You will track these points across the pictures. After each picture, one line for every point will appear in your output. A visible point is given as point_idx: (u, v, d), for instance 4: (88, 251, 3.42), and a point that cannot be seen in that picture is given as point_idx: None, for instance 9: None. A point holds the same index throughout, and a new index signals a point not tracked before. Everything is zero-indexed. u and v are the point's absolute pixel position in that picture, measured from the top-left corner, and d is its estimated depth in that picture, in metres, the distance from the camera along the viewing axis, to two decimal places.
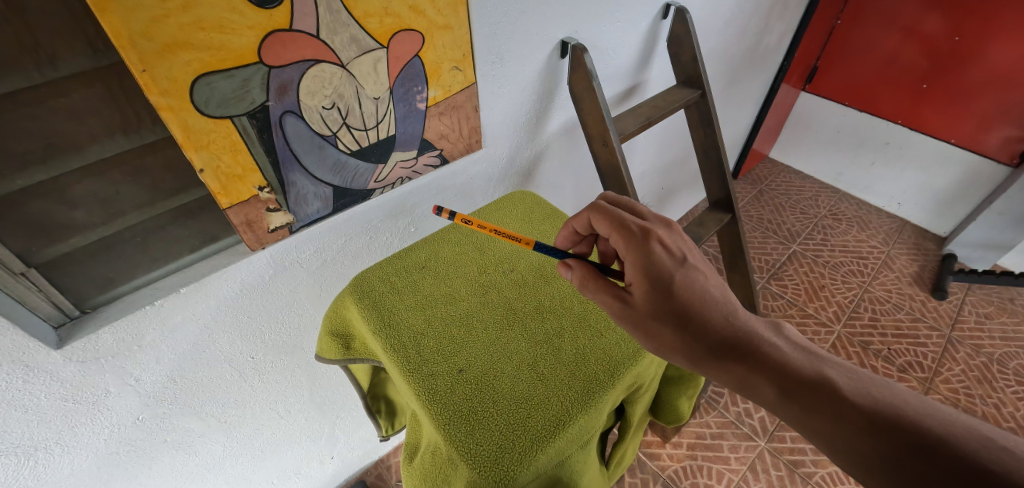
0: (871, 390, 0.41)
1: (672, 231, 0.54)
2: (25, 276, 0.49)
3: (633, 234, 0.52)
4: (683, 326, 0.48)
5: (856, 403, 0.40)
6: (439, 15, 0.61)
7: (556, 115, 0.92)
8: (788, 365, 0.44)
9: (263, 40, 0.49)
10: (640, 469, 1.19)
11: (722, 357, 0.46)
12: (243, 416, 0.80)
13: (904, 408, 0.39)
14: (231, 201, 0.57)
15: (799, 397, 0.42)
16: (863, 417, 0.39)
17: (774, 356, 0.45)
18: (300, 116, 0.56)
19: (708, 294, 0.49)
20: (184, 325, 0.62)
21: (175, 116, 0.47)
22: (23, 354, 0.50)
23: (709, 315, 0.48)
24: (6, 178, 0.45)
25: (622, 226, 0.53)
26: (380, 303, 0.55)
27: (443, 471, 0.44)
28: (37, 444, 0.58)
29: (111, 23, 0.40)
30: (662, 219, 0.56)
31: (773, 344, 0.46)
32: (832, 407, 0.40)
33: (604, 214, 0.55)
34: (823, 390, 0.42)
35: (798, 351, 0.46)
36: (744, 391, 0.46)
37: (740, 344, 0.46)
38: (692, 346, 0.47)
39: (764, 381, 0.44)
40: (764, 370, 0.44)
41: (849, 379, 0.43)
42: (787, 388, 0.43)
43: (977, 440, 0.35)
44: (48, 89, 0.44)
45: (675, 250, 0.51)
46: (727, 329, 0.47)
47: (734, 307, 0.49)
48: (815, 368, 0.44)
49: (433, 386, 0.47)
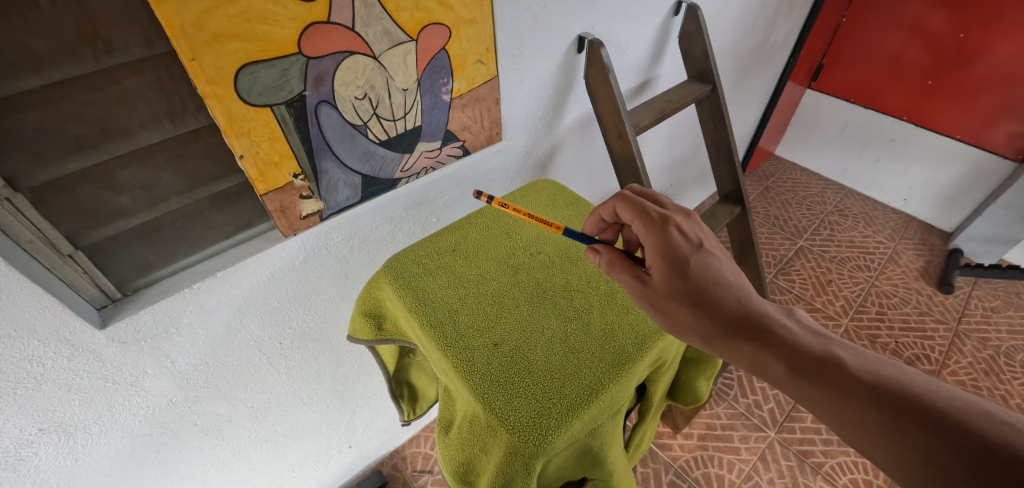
0: (878, 368, 0.43)
1: (690, 219, 0.55)
2: (72, 258, 0.51)
3: (653, 220, 0.54)
4: (700, 305, 0.49)
5: (863, 379, 0.42)
6: (465, 9, 0.64)
7: (573, 109, 0.94)
8: (798, 344, 0.46)
9: (303, 32, 0.51)
10: (652, 459, 1.20)
11: (734, 335, 0.48)
12: (268, 402, 0.82)
13: (910, 385, 0.41)
14: (267, 188, 0.59)
15: (809, 374, 0.44)
16: (869, 392, 0.41)
17: (786, 336, 0.47)
18: (334, 106, 0.58)
19: (722, 277, 0.51)
20: (219, 308, 0.64)
21: (220, 104, 0.50)
22: (70, 334, 0.52)
23: (724, 297, 0.50)
24: (60, 162, 0.48)
25: (643, 212, 0.55)
26: (415, 284, 0.57)
27: (480, 440, 0.46)
28: (77, 423, 0.60)
29: (165, 13, 0.42)
30: (682, 208, 0.58)
31: (784, 325, 0.48)
32: (841, 382, 0.42)
33: (627, 201, 0.57)
34: (832, 367, 0.43)
35: (809, 333, 0.48)
36: (755, 370, 0.47)
37: (752, 323, 0.48)
38: (706, 324, 0.49)
39: (774, 358, 0.46)
40: (774, 347, 0.46)
41: (857, 357, 0.44)
42: (797, 365, 0.45)
43: (979, 415, 0.37)
44: (102, 77, 0.46)
45: (692, 236, 0.53)
46: (740, 310, 0.49)
47: (748, 290, 0.51)
48: (825, 347, 0.46)
49: (471, 359, 0.49)
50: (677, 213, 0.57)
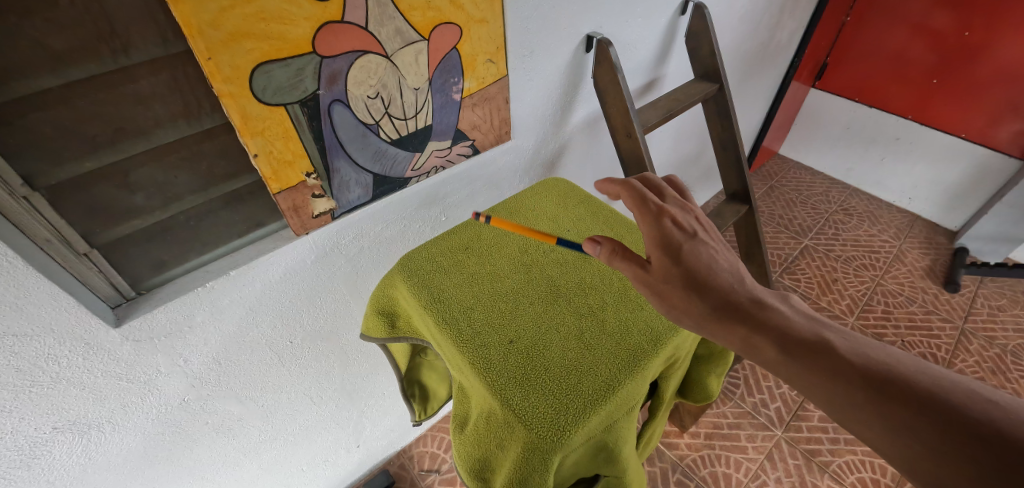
0: (867, 350, 0.42)
1: (685, 212, 0.56)
2: (87, 256, 0.52)
3: (649, 211, 0.54)
4: (694, 289, 0.50)
5: (852, 361, 0.41)
6: (476, 8, 0.64)
7: (581, 108, 0.94)
8: (789, 327, 0.46)
9: (317, 31, 0.51)
10: (659, 458, 1.20)
11: (725, 319, 0.48)
12: (278, 401, 0.82)
13: (897, 366, 0.40)
14: (281, 187, 0.60)
15: (798, 356, 0.44)
16: (856, 373, 0.41)
17: (777, 320, 0.47)
18: (347, 105, 0.58)
19: (716, 264, 0.51)
20: (231, 308, 0.65)
21: (235, 103, 0.50)
22: (86, 333, 0.53)
23: (717, 282, 0.50)
24: (76, 161, 0.48)
25: (642, 203, 0.55)
26: (428, 280, 0.58)
27: (497, 435, 0.47)
28: (92, 421, 0.61)
29: (182, 12, 0.42)
30: (680, 201, 0.58)
31: (777, 308, 0.48)
32: (829, 363, 0.42)
33: (628, 192, 0.56)
34: (822, 349, 0.43)
35: (801, 316, 0.47)
36: (748, 353, 0.47)
37: (743, 307, 0.48)
38: (699, 309, 0.49)
39: (765, 341, 0.46)
40: (764, 330, 0.46)
41: (847, 340, 0.44)
42: (787, 346, 0.44)
43: (966, 395, 0.37)
44: (119, 77, 0.47)
45: (687, 226, 0.53)
46: (732, 295, 0.49)
47: (742, 277, 0.51)
48: (815, 330, 0.45)
49: (486, 355, 0.49)
50: (673, 203, 0.57)
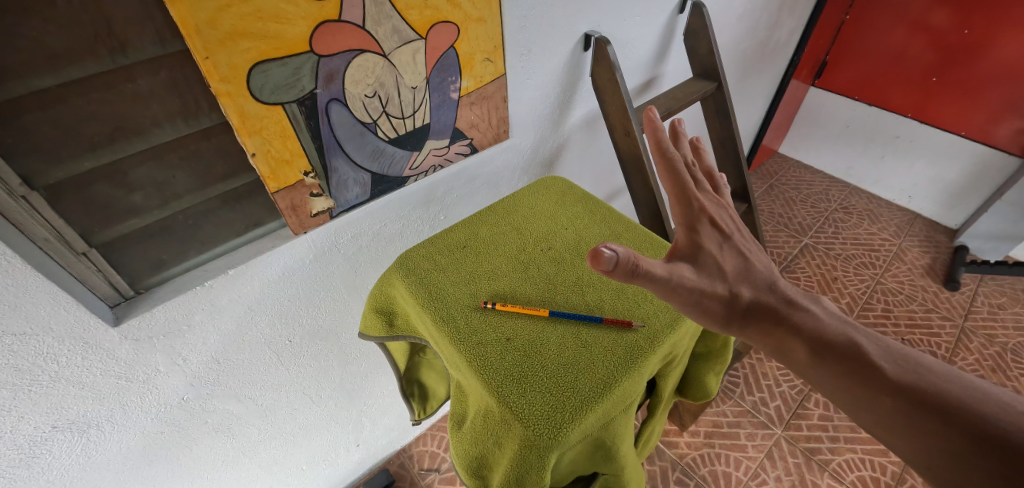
0: (899, 357, 0.44)
1: (720, 208, 0.56)
2: (86, 256, 0.52)
3: (691, 210, 0.51)
4: (735, 290, 0.49)
5: (884, 368, 0.43)
6: (473, 7, 0.64)
7: (580, 106, 0.95)
8: (821, 330, 0.47)
9: (314, 30, 0.51)
10: (658, 457, 1.20)
11: (759, 320, 0.49)
12: (278, 399, 0.83)
13: (929, 375, 0.42)
14: (278, 186, 0.60)
15: (831, 359, 0.45)
16: (889, 381, 0.42)
17: (810, 322, 0.48)
18: (344, 104, 0.58)
19: (752, 265, 0.52)
20: (230, 307, 0.65)
21: (233, 102, 0.50)
22: (84, 332, 0.53)
23: (753, 283, 0.51)
24: (74, 161, 0.48)
25: (685, 199, 0.51)
26: (426, 279, 0.58)
27: (495, 433, 0.47)
28: (90, 421, 0.61)
29: (180, 11, 0.42)
30: (714, 196, 0.57)
31: (810, 311, 0.49)
32: (861, 369, 0.43)
33: (670, 179, 0.52)
34: (854, 354, 0.44)
35: (834, 319, 0.48)
36: (777, 353, 0.49)
37: (778, 309, 0.49)
38: (734, 309, 0.49)
39: (798, 344, 0.47)
40: (798, 332, 0.47)
41: (878, 346, 0.45)
42: (819, 350, 0.46)
43: (997, 406, 0.38)
44: (117, 76, 0.47)
45: (724, 227, 0.53)
46: (766, 297, 0.50)
47: (775, 278, 0.52)
48: (847, 334, 0.46)
49: (484, 353, 0.49)
50: (708, 197, 0.56)
